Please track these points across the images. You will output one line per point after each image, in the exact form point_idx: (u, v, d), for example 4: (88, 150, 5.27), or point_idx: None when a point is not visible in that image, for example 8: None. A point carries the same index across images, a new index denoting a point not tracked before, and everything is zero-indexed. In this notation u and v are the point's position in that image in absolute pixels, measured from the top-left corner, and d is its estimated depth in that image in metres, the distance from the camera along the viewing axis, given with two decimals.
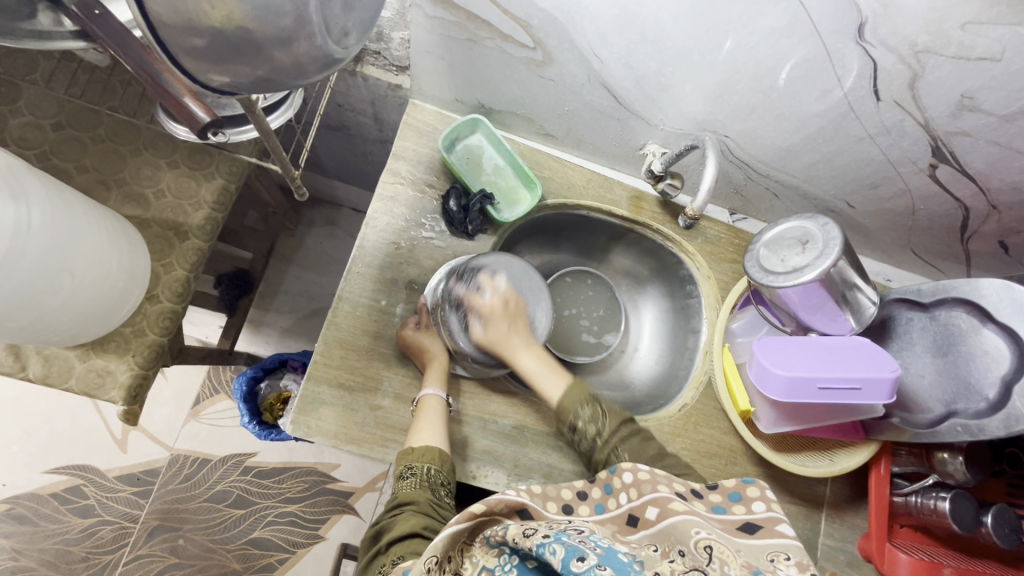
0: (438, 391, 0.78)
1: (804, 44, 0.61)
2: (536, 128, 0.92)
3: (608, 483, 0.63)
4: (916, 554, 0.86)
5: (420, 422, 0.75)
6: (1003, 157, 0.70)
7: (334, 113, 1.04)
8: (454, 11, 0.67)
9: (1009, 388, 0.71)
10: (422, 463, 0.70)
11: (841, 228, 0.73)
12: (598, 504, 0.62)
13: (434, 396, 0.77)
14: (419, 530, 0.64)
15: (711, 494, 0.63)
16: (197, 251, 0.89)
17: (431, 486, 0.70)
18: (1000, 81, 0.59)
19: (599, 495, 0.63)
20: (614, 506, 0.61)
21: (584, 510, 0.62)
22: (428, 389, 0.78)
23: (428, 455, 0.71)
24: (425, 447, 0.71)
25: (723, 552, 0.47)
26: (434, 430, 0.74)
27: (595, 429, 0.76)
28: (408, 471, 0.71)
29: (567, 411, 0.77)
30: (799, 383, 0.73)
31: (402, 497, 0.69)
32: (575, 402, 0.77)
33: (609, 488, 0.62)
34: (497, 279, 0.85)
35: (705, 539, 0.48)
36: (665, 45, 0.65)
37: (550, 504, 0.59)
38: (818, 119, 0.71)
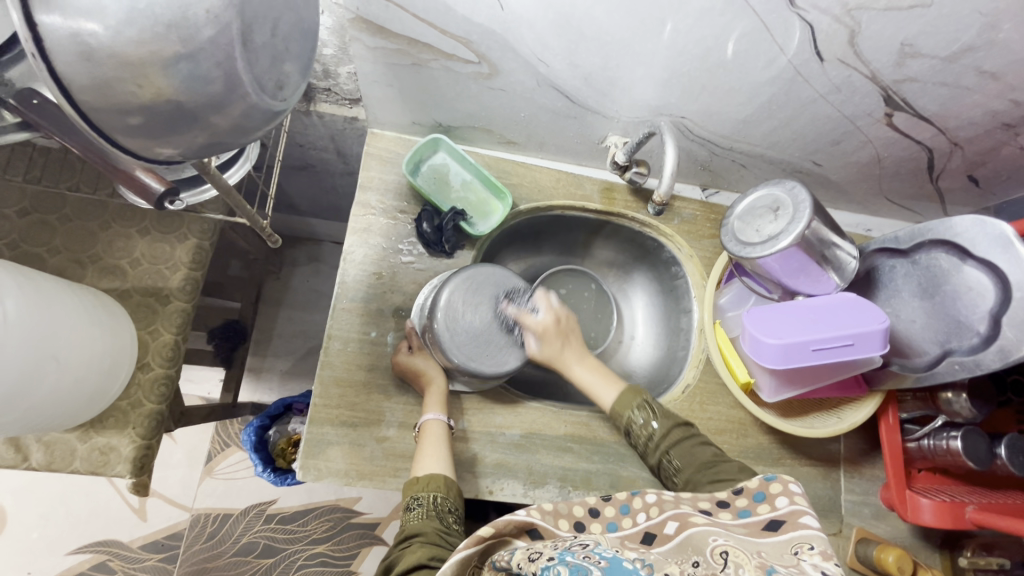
0: (439, 415, 0.78)
1: (739, 18, 0.61)
2: (496, 137, 0.92)
3: (625, 503, 0.59)
4: (939, 497, 0.86)
5: (424, 450, 0.76)
6: (953, 96, 0.70)
7: (296, 153, 1.04)
8: (394, 39, 0.68)
9: (998, 320, 0.71)
10: (429, 491, 0.70)
11: (808, 189, 0.74)
12: (612, 522, 0.59)
13: (435, 420, 0.78)
14: (426, 560, 0.61)
15: (736, 500, 0.60)
16: (182, 312, 0.89)
17: (438, 514, 0.69)
18: (936, 25, 0.58)
19: (613, 514, 0.59)
20: (629, 525, 0.58)
21: (596, 527, 0.58)
22: (430, 415, 0.78)
23: (434, 483, 0.71)
24: (429, 476, 0.72)
25: (739, 556, 0.45)
26: (438, 458, 0.74)
27: (646, 435, 0.77)
28: (414, 501, 0.70)
29: (621, 416, 0.79)
30: (791, 348, 0.73)
31: (410, 527, 0.66)
32: (627, 408, 0.79)
33: (626, 509, 0.59)
34: (551, 297, 0.89)
35: (721, 544, 0.48)
36: (605, 39, 0.65)
37: (562, 522, 0.57)
38: (767, 87, 0.71)
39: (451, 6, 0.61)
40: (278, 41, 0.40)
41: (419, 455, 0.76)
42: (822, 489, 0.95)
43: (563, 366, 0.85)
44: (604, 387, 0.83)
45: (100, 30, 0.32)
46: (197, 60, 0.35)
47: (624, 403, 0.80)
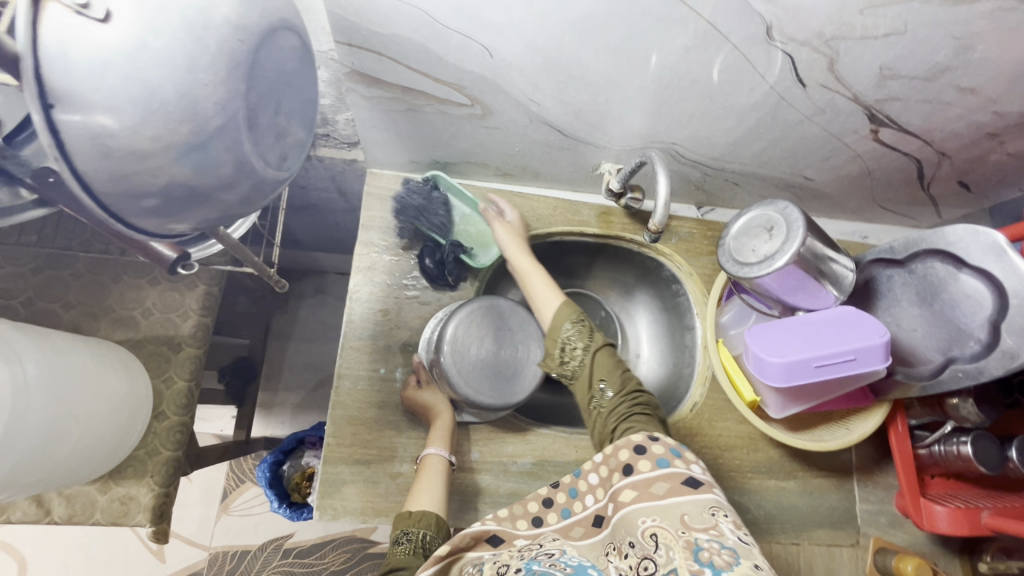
0: (440, 450, 0.79)
1: (720, 53, 0.62)
2: (492, 170, 0.94)
3: (572, 486, 0.67)
4: (954, 502, 0.86)
5: (421, 485, 0.77)
6: (936, 112, 0.71)
7: (298, 194, 1.07)
8: (388, 88, 0.70)
9: (997, 327, 0.72)
10: (420, 529, 0.69)
11: (800, 208, 0.75)
12: (564, 507, 0.67)
13: (437, 454, 0.78)
14: None
15: (653, 447, 0.61)
16: (194, 359, 0.90)
17: (425, 552, 0.67)
18: (911, 49, 0.60)
19: (565, 500, 0.67)
20: (580, 509, 0.66)
21: (552, 518, 0.66)
22: (433, 448, 0.79)
23: (424, 521, 0.70)
24: (421, 512, 0.71)
25: (667, 537, 0.51)
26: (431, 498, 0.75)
27: (580, 354, 0.76)
28: (403, 536, 0.69)
29: (557, 330, 0.77)
30: (795, 365, 0.73)
31: (395, 562, 0.65)
32: (564, 321, 0.78)
33: (574, 493, 0.67)
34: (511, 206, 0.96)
35: (650, 525, 0.54)
36: (592, 78, 0.67)
37: (520, 521, 0.65)
38: (753, 113, 0.73)
39: (442, 57, 0.63)
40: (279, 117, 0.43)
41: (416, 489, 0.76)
42: (836, 499, 0.95)
43: (523, 278, 0.85)
44: (549, 297, 0.82)
45: (114, 124, 0.34)
46: (208, 149, 0.38)
47: (557, 327, 0.78)
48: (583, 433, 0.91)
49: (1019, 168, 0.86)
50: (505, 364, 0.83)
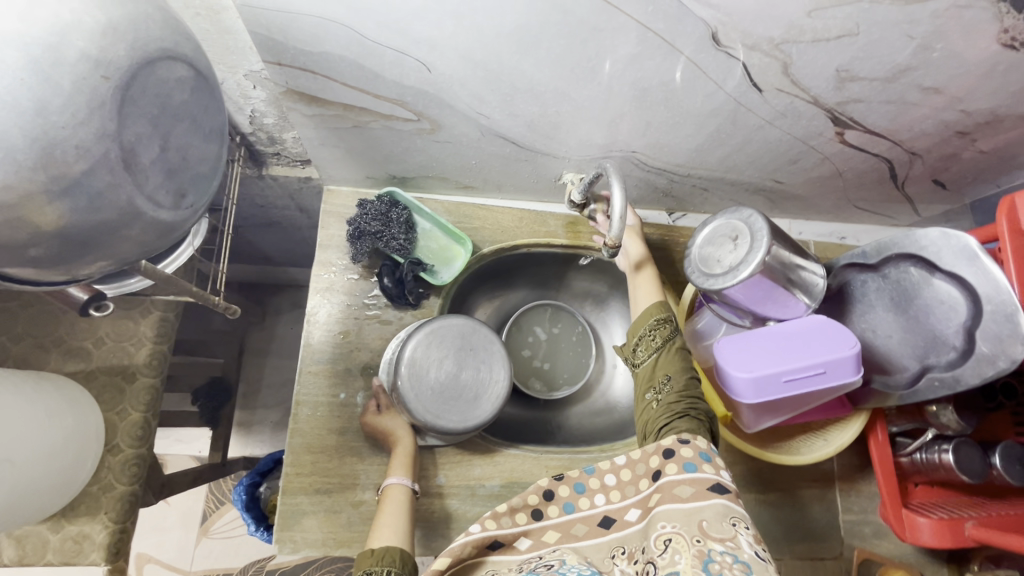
0: (402, 479, 0.75)
1: (667, 61, 0.59)
2: (453, 184, 0.91)
3: (579, 480, 0.57)
4: (937, 513, 0.83)
5: (383, 517, 0.70)
6: (902, 112, 0.68)
7: (259, 213, 1.04)
8: (329, 106, 0.67)
9: (972, 333, 0.70)
10: (383, 566, 0.61)
11: (764, 216, 0.72)
12: (568, 502, 0.56)
13: (398, 483, 0.74)
14: None
15: (682, 449, 0.57)
16: (150, 389, 0.88)
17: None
18: (867, 50, 0.57)
19: (568, 493, 0.57)
20: (586, 505, 0.57)
21: (553, 512, 0.56)
22: (393, 478, 0.75)
23: (389, 556, 0.62)
24: (384, 548, 0.63)
25: (678, 541, 0.49)
26: (395, 531, 0.67)
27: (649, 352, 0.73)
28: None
29: (638, 326, 0.76)
30: (764, 381, 0.70)
31: None
32: (646, 321, 0.75)
33: (580, 487, 0.57)
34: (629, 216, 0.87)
35: (667, 529, 0.50)
36: (538, 89, 0.64)
37: (519, 516, 0.54)
38: (711, 119, 0.70)
39: (379, 73, 0.60)
40: (172, 155, 0.42)
41: (377, 526, 0.69)
42: (818, 511, 0.93)
43: (629, 279, 0.84)
44: (647, 293, 0.80)
45: None
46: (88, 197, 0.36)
47: (641, 321, 0.76)
48: (553, 452, 0.88)
49: (994, 165, 0.84)
50: (464, 386, 0.80)
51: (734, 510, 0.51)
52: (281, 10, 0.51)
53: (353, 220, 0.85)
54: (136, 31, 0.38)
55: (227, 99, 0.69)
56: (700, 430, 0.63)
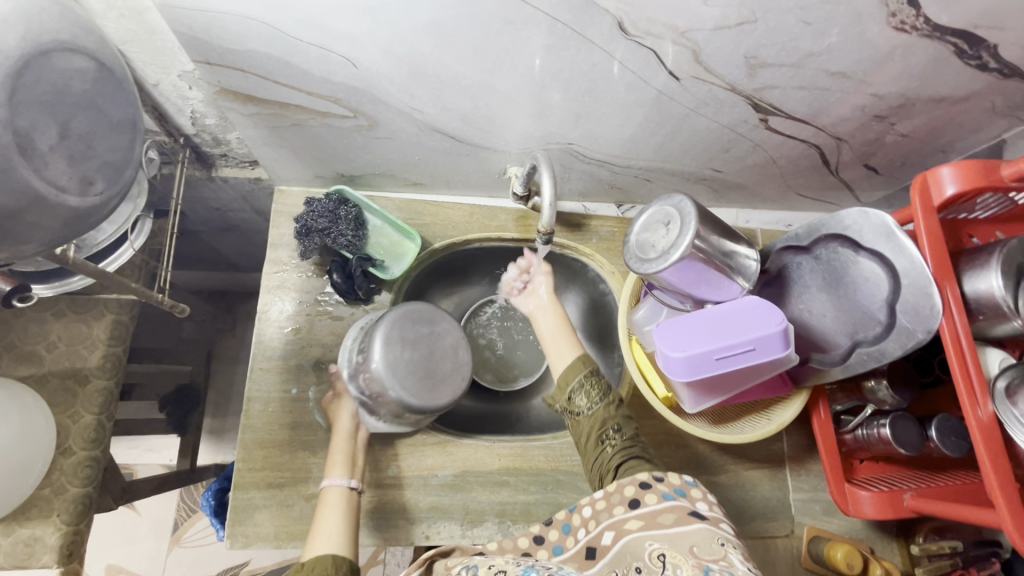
0: (338, 480, 0.73)
1: (582, 51, 0.61)
2: (402, 181, 0.93)
3: (565, 522, 0.63)
4: (878, 487, 0.86)
5: (321, 520, 0.69)
6: (818, 97, 0.71)
7: (216, 216, 1.05)
8: (265, 104, 0.69)
9: (893, 308, 0.72)
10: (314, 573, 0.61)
11: (694, 201, 0.75)
12: (557, 544, 0.62)
13: (337, 485, 0.72)
14: None
15: (659, 483, 0.59)
16: (104, 390, 0.88)
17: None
18: (769, 37, 0.60)
19: (557, 536, 0.63)
20: (572, 544, 0.61)
21: (544, 555, 0.62)
22: (333, 479, 0.73)
23: (320, 564, 0.62)
24: (316, 557, 0.62)
25: (675, 557, 0.49)
26: (332, 535, 0.66)
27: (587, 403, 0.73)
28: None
29: (569, 381, 0.74)
30: (697, 359, 0.73)
31: None
32: (574, 379, 0.74)
33: (567, 528, 0.62)
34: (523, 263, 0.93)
35: (657, 547, 0.51)
36: (464, 83, 0.66)
37: (508, 554, 0.61)
38: (638, 108, 0.73)
39: (307, 70, 0.62)
40: (73, 141, 0.45)
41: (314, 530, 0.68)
42: (769, 490, 0.95)
43: (547, 339, 0.83)
44: (566, 347, 0.80)
45: None
46: None
47: (567, 376, 0.75)
48: (505, 441, 0.90)
49: (919, 148, 0.87)
50: (439, 366, 0.83)
51: (721, 532, 0.51)
52: (200, 8, 0.53)
53: (300, 218, 0.86)
54: (29, 23, 0.40)
55: (165, 99, 0.71)
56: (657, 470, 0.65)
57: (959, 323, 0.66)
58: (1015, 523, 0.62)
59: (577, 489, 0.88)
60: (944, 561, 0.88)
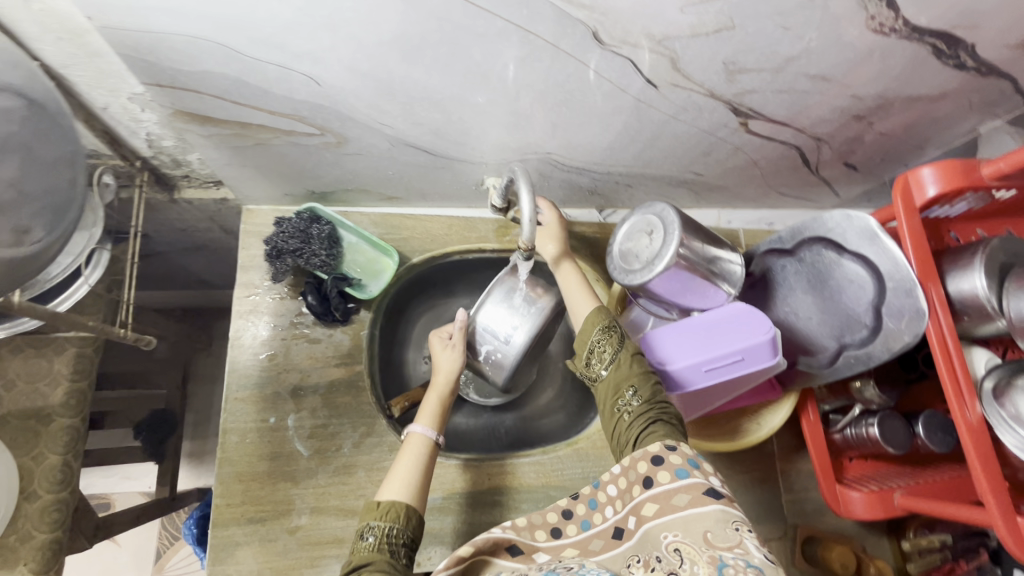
0: (426, 429, 0.70)
1: (556, 62, 0.59)
2: (375, 196, 0.90)
3: (592, 496, 0.60)
4: (869, 486, 0.85)
5: (398, 462, 0.67)
6: (797, 100, 0.70)
7: (183, 236, 1.01)
8: (224, 125, 0.66)
9: (879, 311, 0.72)
10: (386, 522, 0.60)
11: (676, 209, 0.73)
12: (585, 519, 0.59)
13: (421, 432, 0.69)
14: None
15: (671, 454, 0.56)
16: (69, 429, 0.84)
17: (391, 547, 0.59)
18: (747, 42, 0.58)
19: (584, 511, 0.60)
20: (600, 521, 0.58)
21: (572, 530, 0.58)
22: (415, 425, 0.71)
23: (393, 512, 0.61)
24: (390, 502, 0.62)
25: (691, 552, 0.48)
26: (403, 480, 0.65)
27: (605, 362, 0.70)
28: (367, 530, 0.60)
29: (584, 339, 0.72)
30: (685, 372, 0.73)
31: (357, 560, 0.57)
32: (591, 330, 0.72)
33: (594, 504, 0.60)
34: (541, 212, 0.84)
35: (673, 539, 0.50)
36: (435, 97, 0.63)
37: (539, 532, 0.58)
38: (616, 116, 0.71)
39: (267, 89, 0.59)
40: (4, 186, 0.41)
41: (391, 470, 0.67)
42: (761, 493, 0.94)
43: (563, 284, 0.81)
44: (582, 297, 0.78)
45: None
46: None
47: (585, 332, 0.73)
48: (494, 459, 0.88)
49: (897, 145, 0.87)
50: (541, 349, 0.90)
51: (736, 515, 0.49)
52: (144, 30, 0.49)
53: (270, 239, 0.82)
54: None
55: (116, 123, 0.67)
56: (674, 436, 0.61)
57: (945, 325, 0.65)
58: (1007, 524, 0.61)
59: None
60: (935, 556, 0.89)
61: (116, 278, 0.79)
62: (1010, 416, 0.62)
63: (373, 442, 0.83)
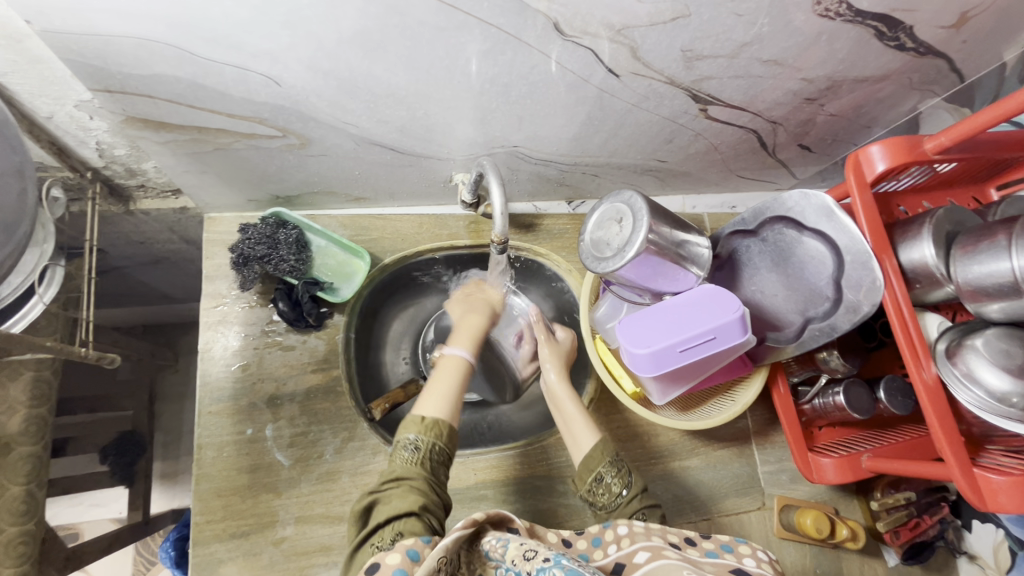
0: (463, 352, 0.75)
1: (518, 55, 0.59)
2: (343, 197, 0.88)
3: (598, 535, 0.59)
4: (838, 452, 0.89)
5: (440, 379, 0.71)
6: (752, 85, 0.73)
7: (142, 249, 0.97)
8: (181, 131, 0.64)
9: (839, 283, 0.76)
10: (430, 436, 0.64)
11: (643, 196, 0.74)
12: (586, 552, 0.57)
13: (459, 354, 0.74)
14: (416, 509, 0.58)
15: (704, 542, 0.56)
16: (31, 457, 0.80)
17: (431, 463, 0.64)
18: (703, 30, 0.60)
19: (587, 546, 0.58)
20: (600, 556, 0.56)
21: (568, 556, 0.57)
22: (455, 349, 0.75)
23: (437, 429, 0.65)
24: (434, 418, 0.66)
25: None
26: (443, 397, 0.68)
27: (611, 496, 0.71)
28: (410, 442, 0.64)
29: (593, 464, 0.73)
30: (661, 353, 0.74)
31: (399, 471, 0.62)
32: (596, 466, 0.73)
33: (599, 542, 0.58)
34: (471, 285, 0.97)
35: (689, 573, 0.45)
36: (399, 93, 0.63)
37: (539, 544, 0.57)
38: (580, 107, 0.72)
39: (224, 91, 0.57)
40: None
41: (429, 386, 0.71)
42: (739, 467, 0.98)
43: (560, 412, 0.81)
44: (582, 426, 0.78)
45: None
46: None
47: (587, 466, 0.74)
48: (479, 454, 0.88)
49: (848, 125, 0.91)
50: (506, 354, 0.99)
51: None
52: (89, 32, 0.47)
53: (235, 247, 0.80)
54: None
55: (63, 133, 0.64)
56: None
57: (900, 294, 0.69)
58: (965, 476, 0.64)
59: (555, 492, 0.88)
60: (901, 512, 0.93)
61: (73, 295, 0.76)
62: (963, 375, 0.65)
63: (355, 447, 0.82)
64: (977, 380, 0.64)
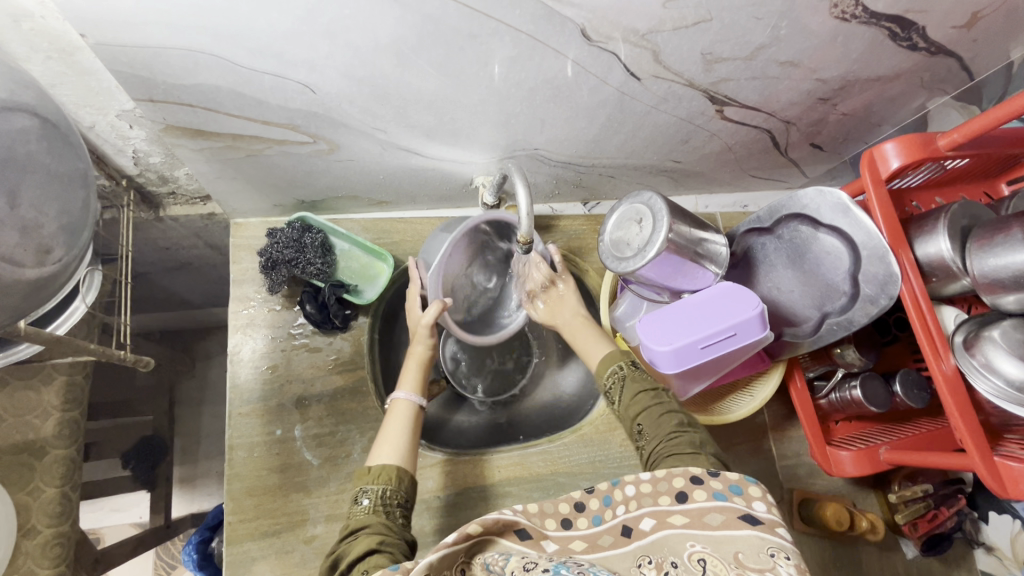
0: (409, 394, 0.75)
1: (544, 59, 0.61)
2: (365, 201, 0.90)
3: (607, 493, 0.56)
4: (856, 445, 0.90)
5: (387, 427, 0.72)
6: (768, 86, 0.74)
7: (167, 254, 0.99)
8: (216, 138, 0.65)
9: (856, 278, 0.77)
10: (377, 483, 0.64)
11: (663, 196, 0.76)
12: (596, 514, 0.55)
13: (405, 398, 0.74)
14: (376, 546, 0.55)
15: (712, 479, 0.54)
16: (65, 460, 0.81)
17: (385, 509, 0.62)
18: (723, 34, 0.62)
19: (597, 506, 0.56)
20: (611, 517, 0.55)
21: (582, 524, 0.55)
22: (399, 392, 0.76)
23: (384, 475, 0.65)
24: (381, 466, 0.65)
25: (718, 564, 0.47)
26: (393, 445, 0.69)
27: (620, 396, 0.74)
28: (362, 494, 0.63)
29: (605, 370, 0.77)
30: (682, 350, 0.76)
31: (354, 523, 0.59)
32: (611, 365, 0.77)
33: (609, 500, 0.56)
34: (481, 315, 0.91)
35: (698, 550, 0.48)
36: (429, 99, 0.65)
37: (548, 520, 0.54)
38: (601, 110, 0.74)
39: (261, 99, 0.59)
40: (23, 210, 0.42)
41: (382, 436, 0.71)
42: (757, 462, 0.99)
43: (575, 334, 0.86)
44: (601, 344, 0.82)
45: None
46: None
47: (605, 366, 0.78)
48: (503, 452, 0.90)
49: (858, 125, 0.93)
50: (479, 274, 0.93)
51: (773, 541, 0.48)
52: (140, 45, 0.49)
53: (264, 251, 0.82)
54: None
55: (103, 141, 0.66)
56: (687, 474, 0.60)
57: (917, 287, 0.71)
58: (986, 464, 0.66)
59: (578, 488, 0.89)
60: (918, 504, 0.94)
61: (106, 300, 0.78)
62: (981, 365, 0.67)
63: None
64: (995, 370, 0.65)
